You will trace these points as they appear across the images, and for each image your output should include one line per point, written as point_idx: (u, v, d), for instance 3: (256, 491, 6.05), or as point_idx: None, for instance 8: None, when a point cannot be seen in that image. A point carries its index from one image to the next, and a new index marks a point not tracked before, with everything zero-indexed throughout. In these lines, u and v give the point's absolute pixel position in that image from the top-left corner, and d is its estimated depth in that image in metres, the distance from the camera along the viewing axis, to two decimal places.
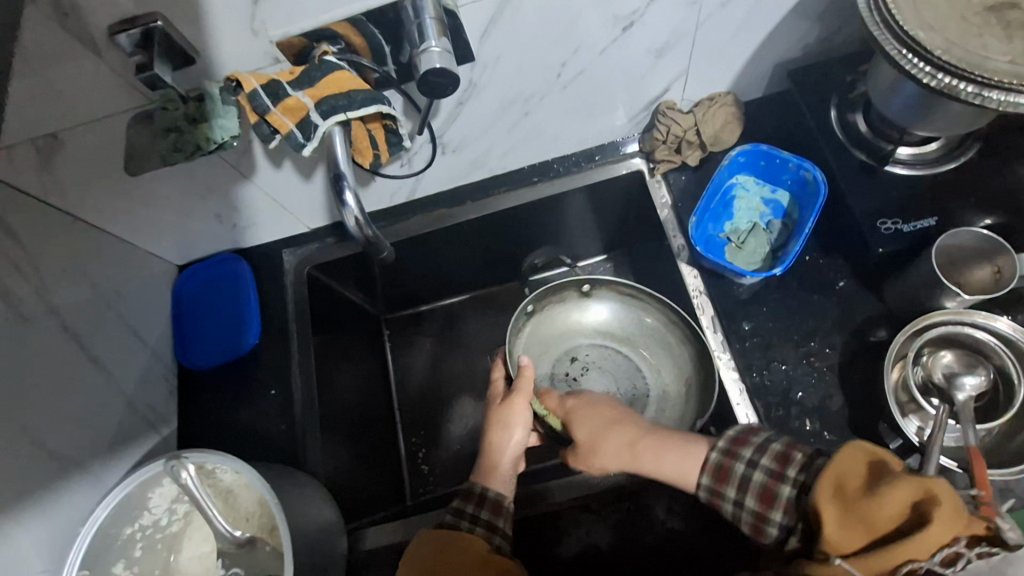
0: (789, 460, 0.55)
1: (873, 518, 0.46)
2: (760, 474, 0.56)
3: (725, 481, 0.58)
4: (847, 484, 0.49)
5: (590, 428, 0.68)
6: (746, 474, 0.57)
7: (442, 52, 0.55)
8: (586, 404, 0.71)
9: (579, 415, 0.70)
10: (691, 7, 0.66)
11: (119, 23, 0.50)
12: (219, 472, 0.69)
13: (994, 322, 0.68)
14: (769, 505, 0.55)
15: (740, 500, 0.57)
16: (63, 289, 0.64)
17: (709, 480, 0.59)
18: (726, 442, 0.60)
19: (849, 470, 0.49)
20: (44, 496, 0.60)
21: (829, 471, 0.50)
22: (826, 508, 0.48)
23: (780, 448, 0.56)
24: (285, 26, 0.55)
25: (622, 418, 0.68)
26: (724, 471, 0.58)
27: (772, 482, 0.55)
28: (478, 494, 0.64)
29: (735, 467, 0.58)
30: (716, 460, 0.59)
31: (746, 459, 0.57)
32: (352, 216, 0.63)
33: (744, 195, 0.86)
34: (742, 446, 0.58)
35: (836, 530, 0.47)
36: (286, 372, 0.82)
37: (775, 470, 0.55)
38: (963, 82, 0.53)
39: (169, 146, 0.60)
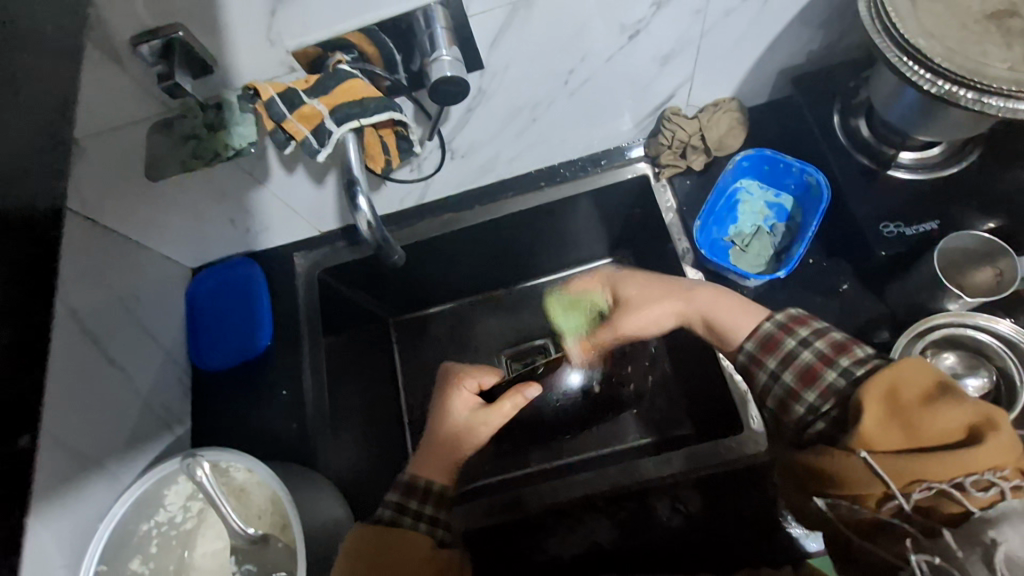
0: (844, 350, 0.57)
1: (920, 427, 0.47)
2: (810, 353, 0.58)
3: (772, 351, 0.61)
4: (903, 392, 0.49)
5: (639, 288, 0.76)
6: (797, 350, 0.59)
7: (452, 61, 0.58)
8: (632, 276, 0.78)
9: (632, 279, 0.78)
10: (695, 15, 0.67)
11: (141, 34, 0.51)
12: (233, 471, 0.70)
13: (996, 325, 0.69)
14: (808, 383, 0.57)
15: (780, 372, 0.60)
16: (84, 292, 0.66)
17: (756, 346, 0.62)
18: (786, 318, 0.62)
19: (912, 380, 0.49)
20: (66, 492, 0.62)
21: (891, 376, 0.50)
22: (874, 405, 0.49)
23: (840, 338, 0.58)
24: (301, 36, 0.57)
25: (670, 278, 0.75)
26: (774, 340, 0.61)
27: (819, 362, 0.57)
28: (421, 489, 0.64)
29: (786, 341, 0.60)
30: (769, 331, 0.62)
31: (800, 336, 0.60)
32: (364, 219, 0.64)
33: (748, 199, 0.87)
34: (801, 325, 0.61)
35: (877, 429, 0.48)
36: (298, 373, 0.84)
37: (826, 353, 0.57)
38: (962, 89, 0.54)
39: (188, 153, 0.62)
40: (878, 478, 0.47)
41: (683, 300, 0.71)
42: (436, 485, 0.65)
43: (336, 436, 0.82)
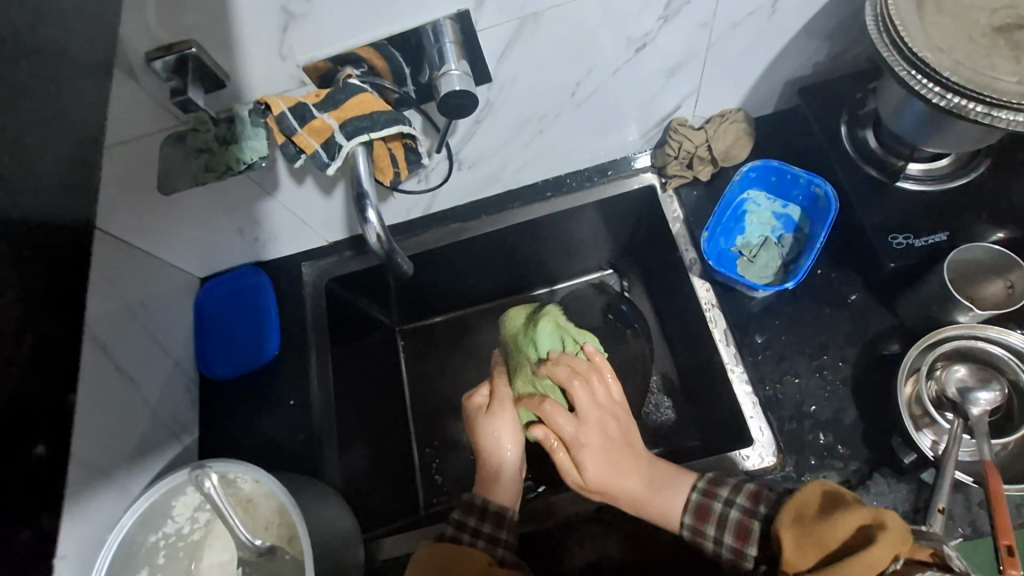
0: (760, 497, 0.59)
1: (826, 536, 0.47)
2: (735, 510, 0.60)
3: (706, 519, 0.61)
4: (804, 513, 0.51)
5: (596, 444, 0.65)
6: (724, 511, 0.61)
7: (462, 75, 0.58)
8: (600, 419, 0.66)
9: (588, 432, 0.65)
10: (702, 28, 0.67)
11: (155, 50, 0.52)
12: (240, 481, 0.70)
13: (1007, 337, 0.68)
14: (745, 540, 0.59)
15: (721, 538, 0.60)
16: (95, 302, 0.66)
17: (691, 520, 0.62)
18: (704, 482, 0.64)
19: (806, 500, 0.52)
20: (75, 504, 0.62)
21: (789, 502, 0.52)
22: (786, 531, 0.50)
23: (753, 487, 0.61)
24: (312, 51, 0.58)
25: (633, 443, 0.67)
26: (704, 509, 0.62)
27: (747, 518, 0.59)
28: (479, 506, 0.64)
29: (714, 506, 0.61)
30: (697, 500, 0.62)
31: (724, 498, 0.61)
32: (374, 233, 0.65)
33: (755, 210, 0.86)
34: (719, 486, 0.62)
35: (793, 551, 0.48)
36: (305, 382, 0.84)
37: (748, 507, 0.59)
38: (971, 101, 0.54)
39: (201, 166, 0.63)
40: None
41: (631, 485, 0.64)
42: (493, 503, 0.65)
43: (343, 446, 0.82)
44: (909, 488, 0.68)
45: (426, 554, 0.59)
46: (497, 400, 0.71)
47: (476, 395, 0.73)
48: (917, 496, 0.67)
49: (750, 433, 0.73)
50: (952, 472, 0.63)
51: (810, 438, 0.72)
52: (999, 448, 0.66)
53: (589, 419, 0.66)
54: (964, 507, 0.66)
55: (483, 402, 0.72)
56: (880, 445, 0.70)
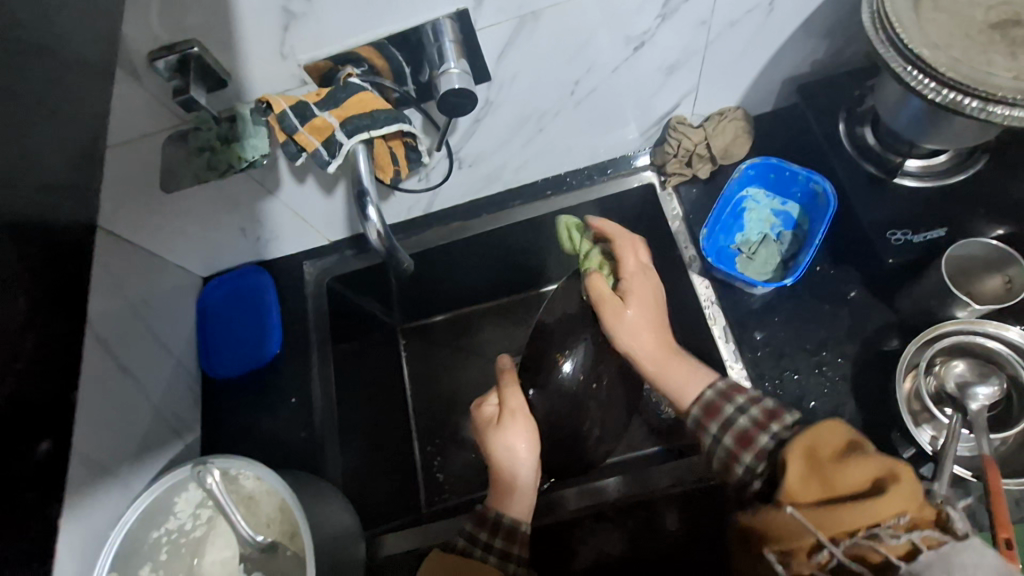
0: (775, 416, 0.58)
1: (835, 477, 0.46)
2: (746, 419, 0.59)
3: (713, 417, 0.62)
4: (817, 449, 0.49)
5: (644, 302, 0.71)
6: (733, 416, 0.60)
7: (461, 74, 0.59)
8: (649, 284, 0.73)
9: (639, 286, 0.72)
10: (700, 27, 0.68)
11: (157, 49, 0.53)
12: (241, 478, 0.71)
13: (1005, 332, 0.68)
14: (744, 447, 0.57)
15: (720, 437, 0.60)
16: (97, 300, 0.67)
17: (699, 413, 0.63)
18: (723, 386, 0.63)
19: (826, 440, 0.49)
20: (78, 500, 0.63)
21: (805, 436, 0.50)
22: (793, 462, 0.49)
23: (771, 406, 0.59)
24: (312, 51, 0.58)
25: (667, 322, 0.72)
26: (714, 408, 0.62)
27: (754, 428, 0.58)
28: (492, 520, 0.65)
29: (725, 410, 0.61)
30: (709, 399, 0.63)
31: (737, 403, 0.61)
32: (374, 230, 0.65)
33: (754, 207, 0.86)
34: (738, 393, 0.62)
35: (797, 481, 0.48)
36: (307, 381, 0.85)
37: (759, 420, 0.58)
38: (966, 97, 0.55)
39: (204, 164, 0.62)
40: (803, 534, 0.45)
41: (656, 355, 0.68)
42: (506, 518, 0.65)
43: (345, 444, 0.83)
44: None
45: (434, 562, 0.60)
46: (505, 412, 0.71)
47: (486, 404, 0.75)
48: None
49: None
50: (951, 466, 0.61)
51: None
52: (998, 442, 0.66)
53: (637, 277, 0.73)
54: (963, 502, 0.66)
55: (492, 413, 0.73)
56: (879, 441, 0.70)
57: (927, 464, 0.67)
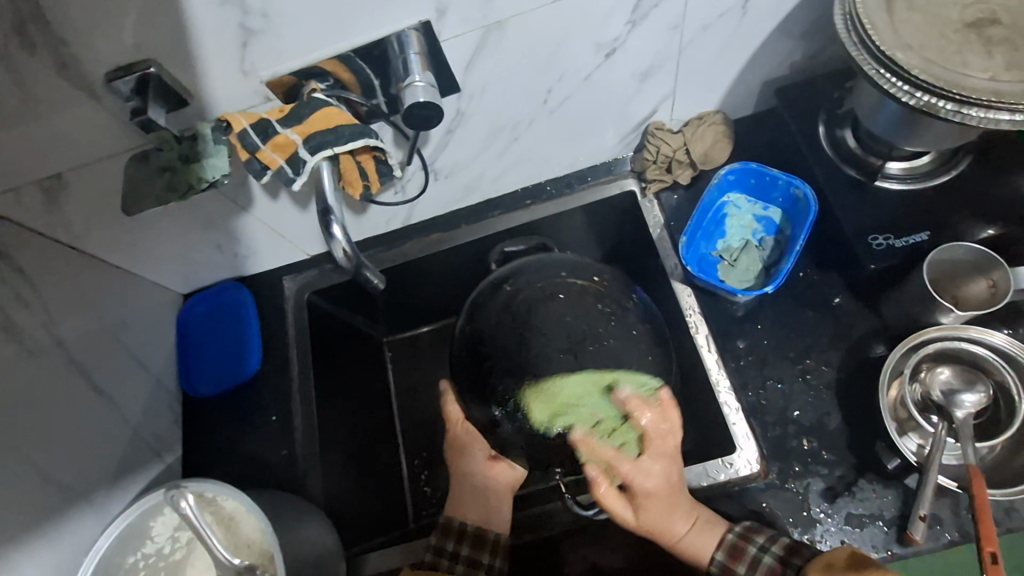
0: (794, 550, 0.61)
1: None
2: (770, 557, 0.62)
3: (738, 559, 0.63)
4: (832, 567, 0.55)
5: (658, 491, 0.64)
6: (760, 555, 0.62)
7: (426, 86, 0.58)
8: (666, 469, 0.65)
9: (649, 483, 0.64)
10: (673, 31, 0.67)
11: (115, 70, 0.52)
12: (220, 500, 0.67)
13: (990, 337, 0.68)
14: None
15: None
16: (69, 322, 0.66)
17: (724, 557, 0.64)
18: (743, 526, 0.65)
19: (837, 557, 0.56)
20: (51, 528, 0.61)
21: (822, 558, 0.57)
22: None
23: (790, 541, 0.62)
24: (274, 67, 0.57)
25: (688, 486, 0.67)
26: (739, 549, 0.63)
27: (779, 566, 0.61)
28: (456, 529, 0.71)
29: (748, 549, 0.63)
30: (732, 540, 0.64)
31: (759, 543, 0.63)
32: (341, 248, 0.64)
33: (735, 213, 0.85)
34: (756, 531, 0.64)
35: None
36: (287, 398, 0.84)
37: (781, 558, 0.61)
38: (942, 99, 0.53)
39: (165, 186, 0.62)
40: None
41: (679, 529, 0.65)
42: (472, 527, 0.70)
43: (327, 463, 0.82)
44: (896, 495, 0.66)
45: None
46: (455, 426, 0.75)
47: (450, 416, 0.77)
48: (903, 503, 0.66)
49: (734, 441, 0.71)
50: (935, 475, 0.62)
51: (795, 445, 0.70)
52: (985, 451, 0.65)
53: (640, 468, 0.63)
54: (952, 514, 0.65)
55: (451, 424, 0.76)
56: (865, 451, 0.69)
57: (913, 474, 0.67)
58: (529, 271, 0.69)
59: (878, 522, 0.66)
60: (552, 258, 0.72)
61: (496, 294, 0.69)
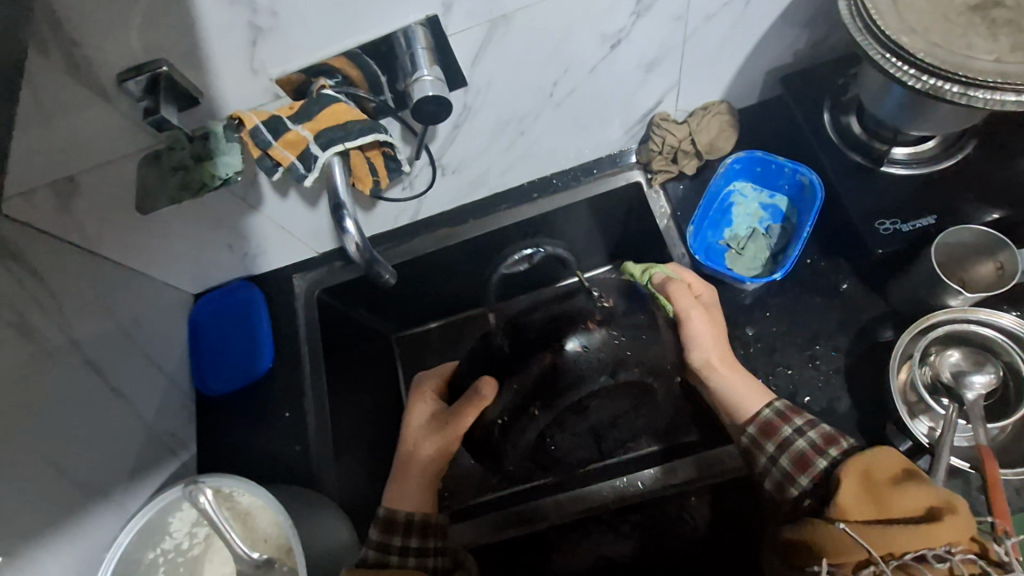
0: (833, 441, 0.61)
1: (891, 503, 0.52)
2: (804, 441, 0.62)
3: (769, 437, 0.65)
4: (874, 473, 0.55)
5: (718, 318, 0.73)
6: (791, 437, 0.63)
7: (434, 80, 0.58)
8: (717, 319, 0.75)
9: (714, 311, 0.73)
10: (677, 22, 0.67)
11: (127, 70, 0.52)
12: (236, 496, 0.67)
13: (999, 319, 0.68)
14: (801, 470, 0.61)
15: (776, 457, 0.64)
16: (84, 322, 0.66)
17: (756, 431, 0.66)
18: (783, 406, 0.66)
19: (882, 464, 0.55)
20: (71, 525, 0.62)
21: (864, 459, 0.56)
22: (850, 483, 0.54)
23: (829, 431, 0.62)
24: (283, 65, 0.58)
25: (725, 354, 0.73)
26: (773, 427, 0.65)
27: (811, 452, 0.61)
28: (404, 523, 0.67)
29: (783, 429, 0.64)
30: (768, 417, 0.66)
31: (795, 425, 0.64)
32: (352, 242, 0.66)
33: (742, 202, 0.86)
34: (795, 415, 0.65)
35: (851, 499, 0.53)
36: (299, 395, 0.84)
37: (818, 444, 0.62)
38: (947, 83, 0.53)
39: (178, 184, 0.63)
40: (856, 547, 0.51)
41: (737, 371, 0.69)
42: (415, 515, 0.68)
43: (341, 459, 0.82)
44: None
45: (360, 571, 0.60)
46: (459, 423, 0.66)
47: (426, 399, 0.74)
48: None
49: None
50: (948, 457, 0.62)
51: None
52: (996, 432, 0.66)
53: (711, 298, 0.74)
54: (963, 495, 0.65)
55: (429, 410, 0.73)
56: (876, 435, 0.70)
57: (924, 456, 0.67)
58: (576, 378, 0.56)
59: None
60: (593, 328, 0.57)
61: (529, 401, 0.58)
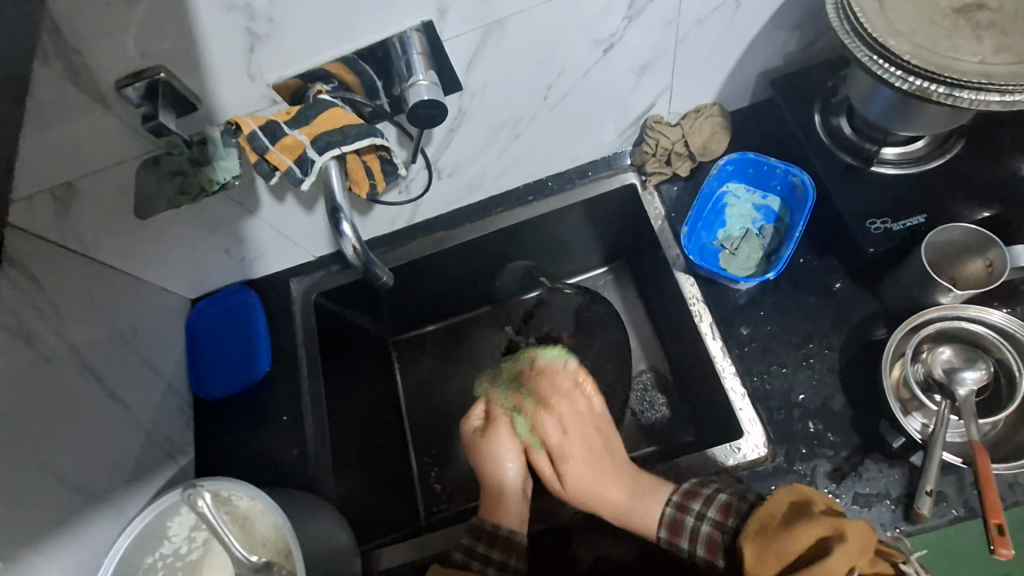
0: (730, 510, 0.61)
1: (787, 551, 0.53)
2: (707, 525, 0.62)
3: (679, 533, 0.64)
4: (768, 523, 0.57)
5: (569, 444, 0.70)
6: (696, 527, 0.63)
7: (430, 85, 0.59)
8: (577, 429, 0.71)
9: (560, 444, 0.69)
10: (668, 26, 0.68)
11: (126, 77, 0.53)
12: (235, 499, 0.67)
13: (988, 315, 0.69)
14: (716, 552, 0.61)
15: (693, 548, 0.63)
16: (82, 327, 0.67)
17: (666, 534, 0.64)
18: (678, 495, 0.65)
19: (772, 511, 0.57)
20: (71, 530, 0.62)
21: (756, 513, 0.58)
22: (749, 543, 0.56)
23: (724, 499, 0.62)
24: (280, 70, 0.59)
25: (614, 457, 0.69)
26: (678, 524, 0.64)
27: (716, 532, 0.61)
28: (489, 532, 0.66)
29: (687, 521, 0.63)
30: (671, 514, 0.64)
31: (695, 512, 0.63)
32: (349, 245, 0.66)
33: (735, 203, 0.87)
34: (691, 500, 0.64)
35: (754, 561, 0.55)
36: (297, 398, 0.85)
37: (718, 522, 0.61)
38: (932, 83, 0.54)
39: (176, 189, 0.62)
40: None
41: (612, 494, 0.66)
42: (502, 528, 0.67)
43: (339, 462, 0.82)
44: (901, 473, 0.68)
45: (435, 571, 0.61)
46: (500, 423, 0.73)
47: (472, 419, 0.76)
48: (909, 481, 0.68)
49: (742, 427, 0.72)
50: (940, 452, 0.63)
51: (801, 428, 0.72)
52: (988, 427, 0.67)
53: (568, 425, 0.71)
54: (956, 489, 0.66)
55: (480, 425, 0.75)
56: (870, 432, 0.70)
57: (917, 453, 0.68)
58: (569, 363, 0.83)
59: (885, 501, 0.67)
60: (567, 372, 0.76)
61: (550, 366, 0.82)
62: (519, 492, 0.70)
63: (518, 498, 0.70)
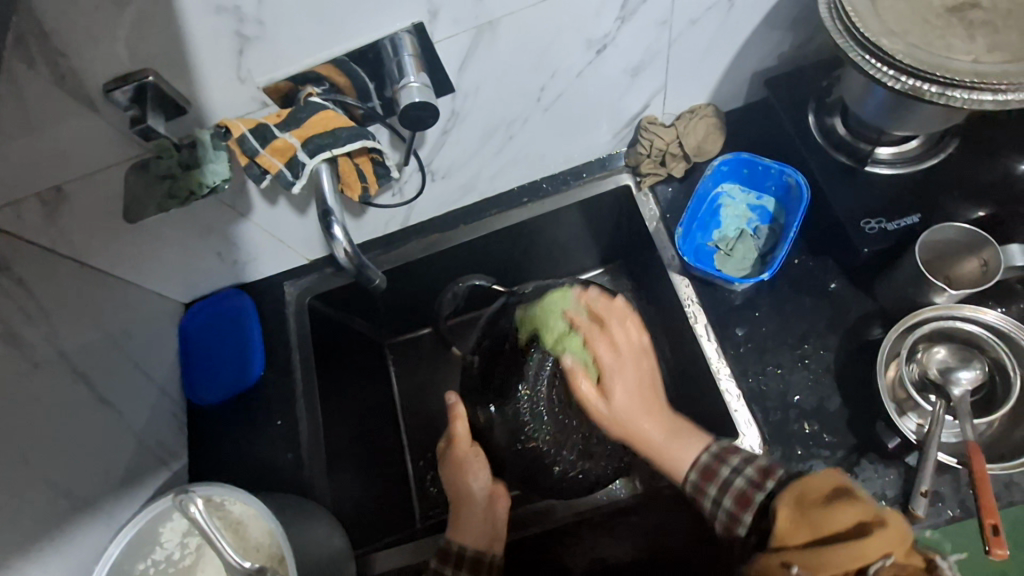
0: (770, 473, 0.61)
1: (823, 523, 0.51)
2: (742, 479, 0.61)
3: (710, 480, 0.63)
4: (807, 496, 0.54)
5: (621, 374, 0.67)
6: (731, 478, 0.62)
7: (421, 87, 0.58)
8: (630, 363, 0.67)
9: (610, 372, 0.66)
10: (662, 26, 0.68)
11: (113, 80, 0.52)
12: (228, 504, 0.66)
13: (983, 315, 0.69)
14: (744, 507, 0.60)
15: (720, 500, 0.62)
16: (72, 332, 0.66)
17: (695, 477, 0.64)
18: (717, 447, 0.65)
19: (815, 485, 0.55)
20: (61, 537, 0.61)
21: (798, 484, 0.56)
22: (784, 509, 0.54)
23: (765, 464, 0.62)
24: (270, 72, 0.58)
25: (659, 395, 0.68)
26: (711, 471, 0.63)
27: (750, 489, 0.60)
28: (455, 554, 0.69)
29: (721, 471, 0.63)
30: (705, 461, 0.64)
31: (732, 466, 0.62)
32: (341, 248, 0.66)
33: (730, 203, 0.87)
34: (731, 454, 0.63)
35: (787, 525, 0.53)
36: (291, 402, 0.84)
37: (755, 480, 0.60)
38: (926, 83, 0.54)
39: (164, 192, 0.61)
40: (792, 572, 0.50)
41: (651, 429, 0.66)
42: (469, 549, 0.69)
43: (334, 466, 0.82)
44: (897, 473, 0.68)
45: None
46: (459, 444, 0.75)
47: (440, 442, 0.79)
48: (905, 481, 0.67)
49: (738, 428, 0.72)
50: (935, 453, 0.63)
51: (797, 429, 0.72)
52: (984, 427, 0.67)
53: (621, 356, 0.67)
54: (953, 489, 0.66)
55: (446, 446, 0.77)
56: (867, 433, 0.70)
57: (913, 454, 0.68)
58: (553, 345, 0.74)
59: (882, 502, 0.67)
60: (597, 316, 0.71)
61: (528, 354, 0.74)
62: (484, 511, 0.72)
63: (482, 516, 0.72)
